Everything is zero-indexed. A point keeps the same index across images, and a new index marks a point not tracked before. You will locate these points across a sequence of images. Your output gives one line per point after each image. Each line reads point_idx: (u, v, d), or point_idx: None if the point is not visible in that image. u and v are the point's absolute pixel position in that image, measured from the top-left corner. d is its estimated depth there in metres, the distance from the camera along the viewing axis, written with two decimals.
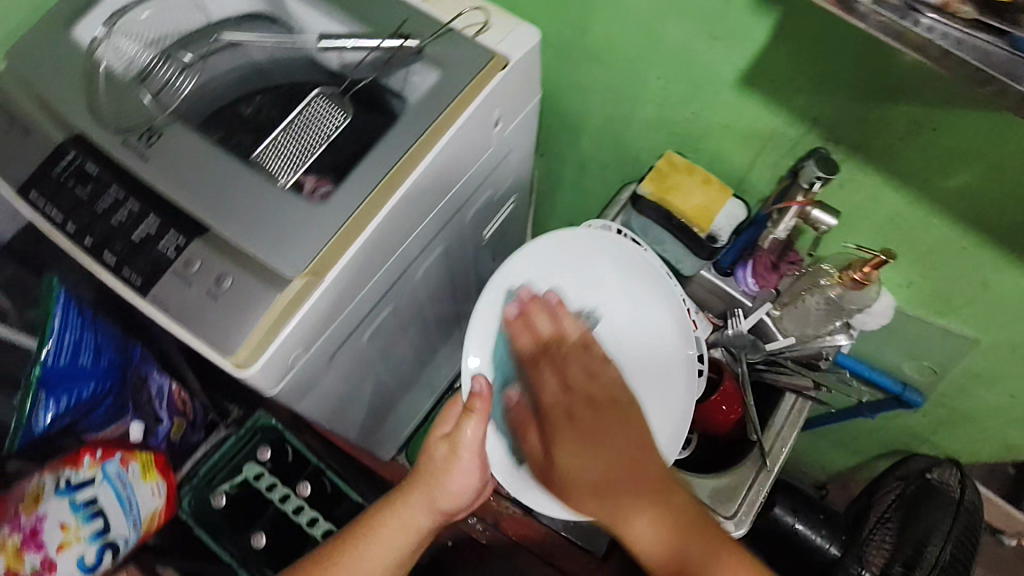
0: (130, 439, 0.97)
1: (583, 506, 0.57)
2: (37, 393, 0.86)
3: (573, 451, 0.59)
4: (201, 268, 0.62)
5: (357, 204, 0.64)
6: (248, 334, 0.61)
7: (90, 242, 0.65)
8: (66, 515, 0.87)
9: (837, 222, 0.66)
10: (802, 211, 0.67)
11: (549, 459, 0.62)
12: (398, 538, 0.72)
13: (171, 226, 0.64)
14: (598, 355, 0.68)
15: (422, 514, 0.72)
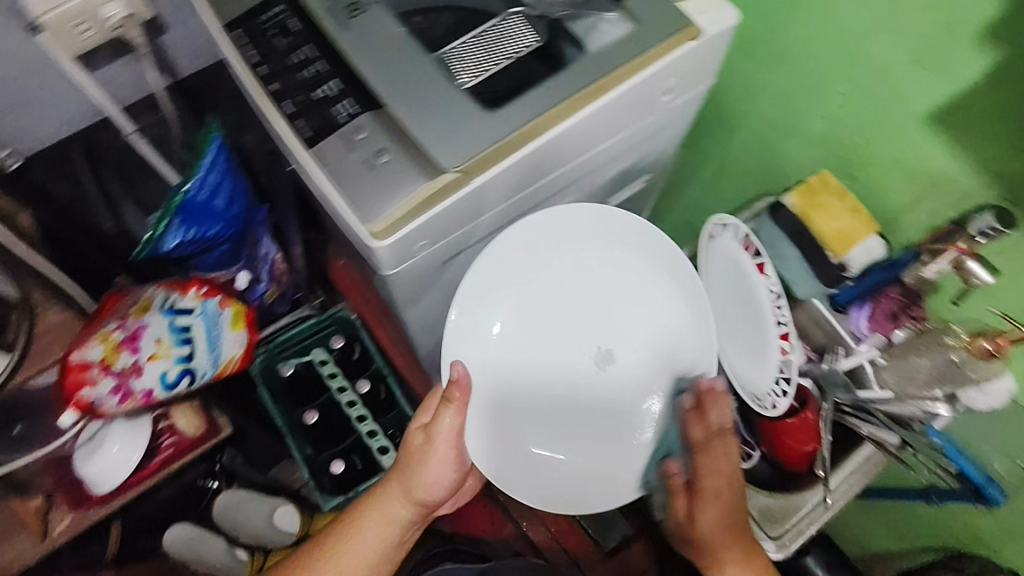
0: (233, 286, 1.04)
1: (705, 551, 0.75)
2: (173, 217, 0.92)
3: (712, 522, 0.73)
4: (367, 139, 0.66)
5: (524, 124, 0.66)
6: (391, 209, 0.64)
7: (275, 88, 0.70)
8: (163, 333, 0.94)
9: (992, 281, 0.66)
10: (959, 259, 0.67)
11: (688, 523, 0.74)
12: (383, 531, 0.78)
13: (351, 94, 0.68)
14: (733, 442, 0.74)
15: (401, 509, 0.78)
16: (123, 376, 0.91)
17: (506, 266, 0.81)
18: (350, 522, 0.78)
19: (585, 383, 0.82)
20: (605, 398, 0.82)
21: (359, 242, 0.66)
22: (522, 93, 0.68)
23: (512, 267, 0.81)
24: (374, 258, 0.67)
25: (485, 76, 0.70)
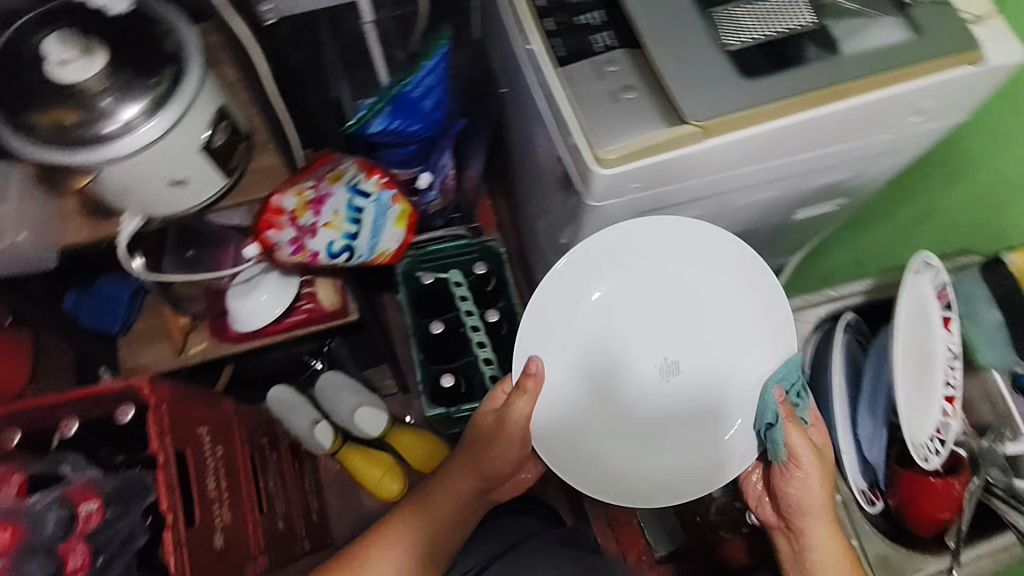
0: (413, 184, 1.10)
1: (814, 523, 0.79)
2: (385, 106, 0.97)
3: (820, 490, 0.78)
4: (616, 71, 0.67)
5: (775, 102, 0.66)
6: (621, 143, 0.65)
7: (541, 3, 0.72)
8: (340, 207, 0.99)
9: None
10: None
11: (800, 488, 0.79)
12: (459, 497, 0.90)
13: (611, 28, 0.70)
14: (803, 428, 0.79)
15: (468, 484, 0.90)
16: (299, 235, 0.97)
17: (589, 275, 0.82)
18: (424, 495, 0.90)
19: (645, 398, 0.83)
20: (658, 410, 0.83)
21: (580, 168, 0.68)
22: (782, 71, 0.67)
23: (594, 279, 0.82)
24: (586, 184, 0.69)
25: (748, 43, 0.68)
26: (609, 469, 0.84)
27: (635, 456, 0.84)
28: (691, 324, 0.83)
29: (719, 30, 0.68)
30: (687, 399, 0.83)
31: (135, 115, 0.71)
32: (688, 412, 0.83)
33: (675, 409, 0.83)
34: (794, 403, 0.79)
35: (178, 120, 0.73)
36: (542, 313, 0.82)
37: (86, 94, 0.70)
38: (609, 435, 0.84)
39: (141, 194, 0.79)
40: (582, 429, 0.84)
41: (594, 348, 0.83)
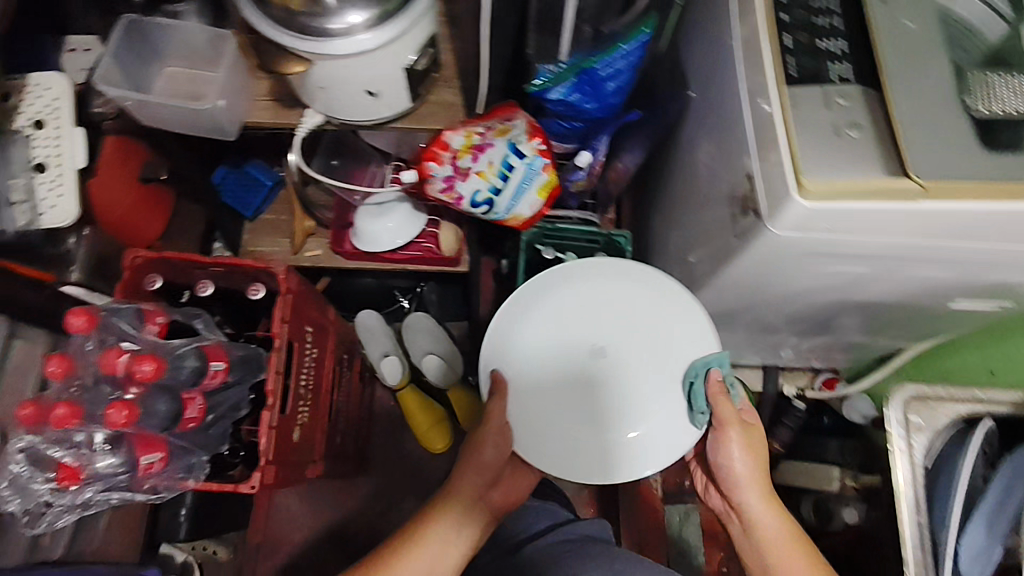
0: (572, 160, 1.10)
1: (746, 490, 0.91)
2: (570, 76, 0.97)
3: (745, 460, 0.91)
4: (846, 106, 0.65)
5: (1007, 185, 0.62)
6: (833, 179, 0.63)
7: (784, 18, 0.70)
8: (495, 160, 0.99)
9: None
10: None
11: (729, 463, 0.91)
12: (458, 503, 0.91)
13: (851, 62, 0.67)
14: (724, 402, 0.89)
15: (471, 479, 0.92)
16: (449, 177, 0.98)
17: (539, 307, 0.93)
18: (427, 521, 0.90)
19: (592, 399, 0.91)
20: (605, 406, 0.90)
21: (778, 193, 0.66)
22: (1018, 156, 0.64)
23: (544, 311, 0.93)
24: (778, 209, 0.67)
25: (990, 118, 0.65)
26: (574, 466, 0.89)
27: (587, 454, 0.89)
28: (626, 335, 0.92)
29: (964, 96, 0.65)
30: (624, 394, 0.91)
31: (361, 21, 0.73)
32: (625, 411, 0.90)
33: (619, 400, 0.90)
34: (725, 383, 0.89)
35: (396, 37, 0.75)
36: (497, 337, 0.93)
37: None
38: (560, 426, 0.90)
39: (335, 95, 0.82)
40: (547, 432, 0.90)
41: (538, 358, 0.92)
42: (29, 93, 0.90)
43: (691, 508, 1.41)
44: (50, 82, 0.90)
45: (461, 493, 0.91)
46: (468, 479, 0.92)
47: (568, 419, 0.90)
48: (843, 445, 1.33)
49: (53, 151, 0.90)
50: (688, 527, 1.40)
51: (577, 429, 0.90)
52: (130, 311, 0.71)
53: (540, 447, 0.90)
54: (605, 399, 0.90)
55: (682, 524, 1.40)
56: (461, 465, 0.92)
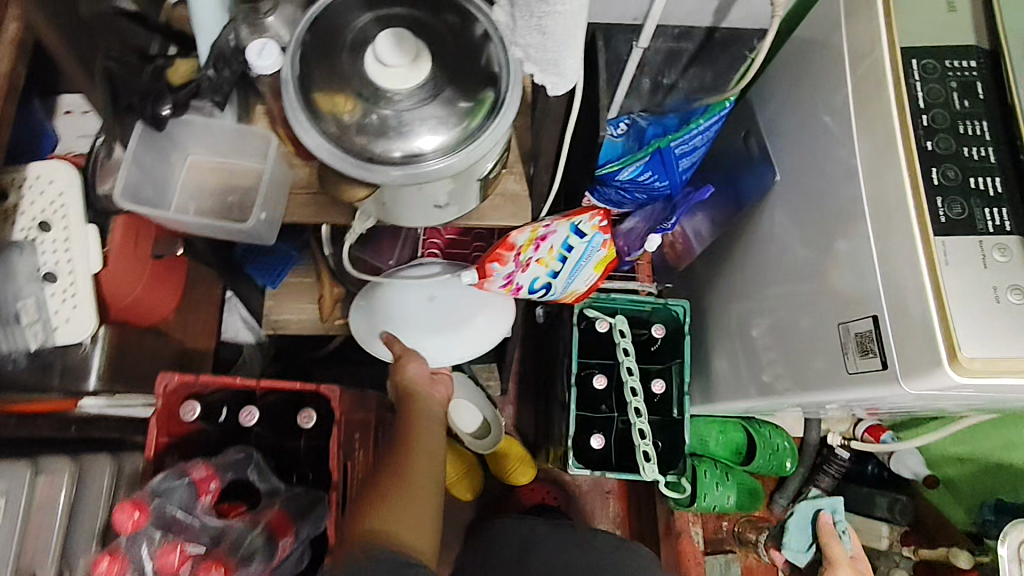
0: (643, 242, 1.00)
1: None
2: (645, 156, 0.90)
3: None
4: (1007, 264, 0.58)
5: None
6: (990, 351, 0.56)
7: (930, 146, 0.62)
8: (556, 243, 0.90)
9: None
10: None
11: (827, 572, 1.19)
12: (432, 389, 0.85)
13: (1007, 206, 0.60)
14: (831, 539, 1.21)
15: (418, 371, 0.86)
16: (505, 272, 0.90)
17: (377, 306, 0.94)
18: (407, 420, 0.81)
19: (449, 316, 0.93)
20: (464, 310, 0.94)
21: (920, 356, 0.60)
22: None
23: (377, 308, 0.94)
24: (919, 369, 0.60)
25: None
26: (484, 341, 0.96)
27: (484, 331, 0.95)
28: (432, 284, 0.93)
29: None
30: (464, 302, 0.94)
31: (434, 146, 0.62)
32: (473, 307, 0.94)
33: (462, 305, 0.94)
34: (835, 526, 1.22)
35: (476, 160, 0.64)
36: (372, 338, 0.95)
37: (399, 105, 0.61)
38: (441, 331, 0.93)
39: (397, 210, 0.71)
40: (450, 344, 0.94)
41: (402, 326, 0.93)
42: (29, 189, 0.77)
43: (732, 557, 1.39)
44: (51, 175, 0.78)
45: (422, 390, 0.85)
46: (416, 371, 0.86)
47: (448, 327, 0.93)
48: (891, 500, 1.27)
49: (62, 256, 0.79)
50: None
51: (463, 330, 0.94)
52: (182, 487, 0.67)
53: (452, 352, 0.94)
54: (458, 301, 0.94)
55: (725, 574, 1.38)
56: (404, 366, 0.87)
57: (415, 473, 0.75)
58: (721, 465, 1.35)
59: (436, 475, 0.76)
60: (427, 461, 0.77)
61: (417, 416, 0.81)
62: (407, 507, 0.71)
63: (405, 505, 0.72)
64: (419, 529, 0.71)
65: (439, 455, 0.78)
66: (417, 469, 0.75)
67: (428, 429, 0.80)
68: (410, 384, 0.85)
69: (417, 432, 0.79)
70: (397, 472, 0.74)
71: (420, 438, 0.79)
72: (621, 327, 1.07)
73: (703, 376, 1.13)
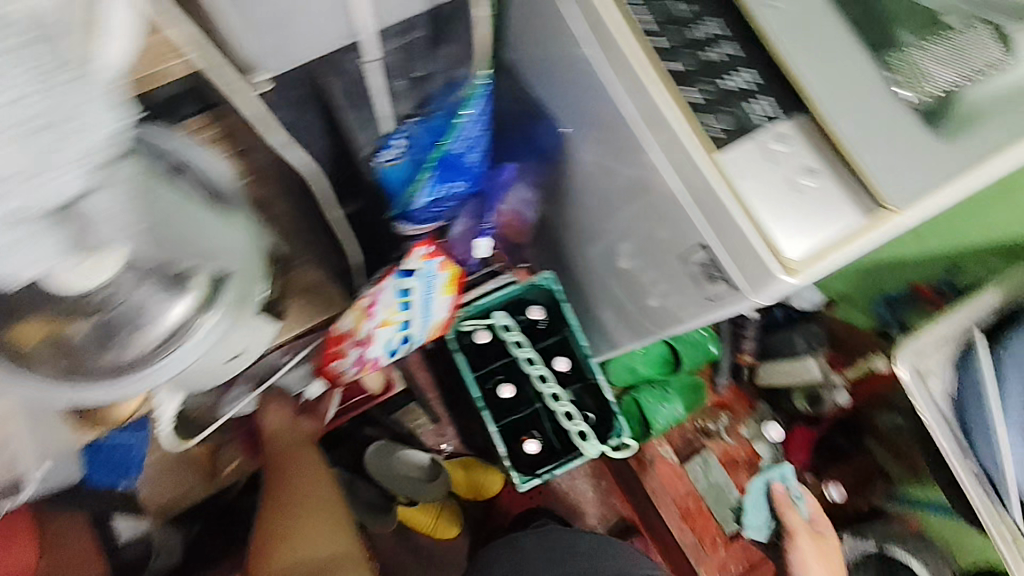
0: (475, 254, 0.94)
1: None
2: (429, 171, 0.83)
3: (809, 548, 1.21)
4: (792, 151, 0.56)
5: (987, 158, 0.56)
6: (810, 242, 0.55)
7: (680, 68, 0.59)
8: (392, 298, 0.82)
9: None
10: None
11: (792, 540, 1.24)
12: (302, 423, 0.91)
13: (772, 91, 0.58)
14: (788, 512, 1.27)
15: (279, 416, 0.90)
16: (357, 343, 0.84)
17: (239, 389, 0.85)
18: (281, 460, 0.86)
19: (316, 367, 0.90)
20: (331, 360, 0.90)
21: (755, 271, 0.58)
22: (977, 119, 0.57)
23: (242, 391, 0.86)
24: (763, 285, 0.58)
25: (944, 90, 0.58)
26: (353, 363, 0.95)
27: None
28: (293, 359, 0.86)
29: (910, 86, 0.57)
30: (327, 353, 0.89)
31: (180, 315, 0.56)
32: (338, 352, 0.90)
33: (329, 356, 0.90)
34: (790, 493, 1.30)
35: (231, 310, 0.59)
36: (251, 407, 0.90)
37: (108, 296, 0.51)
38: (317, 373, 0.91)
39: (187, 382, 0.64)
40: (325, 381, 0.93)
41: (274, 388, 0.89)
42: None
43: (706, 452, 1.42)
44: None
45: (283, 433, 0.88)
46: (278, 416, 0.90)
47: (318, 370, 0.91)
48: (807, 335, 1.36)
49: None
50: (712, 472, 1.41)
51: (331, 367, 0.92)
52: None
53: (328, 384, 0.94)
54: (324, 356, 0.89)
55: (706, 470, 1.41)
56: (264, 404, 0.90)
57: (306, 497, 0.80)
58: (658, 382, 1.37)
59: (330, 493, 0.82)
60: (308, 491, 0.82)
61: (291, 453, 0.87)
62: (312, 529, 0.77)
63: (307, 534, 0.76)
64: (331, 543, 0.76)
65: (325, 474, 0.86)
66: (308, 492, 0.81)
67: (306, 457, 0.87)
68: (274, 432, 0.89)
69: (288, 472, 0.84)
70: (294, 503, 0.79)
71: (301, 466, 0.85)
72: (503, 323, 1.04)
73: (600, 327, 1.11)
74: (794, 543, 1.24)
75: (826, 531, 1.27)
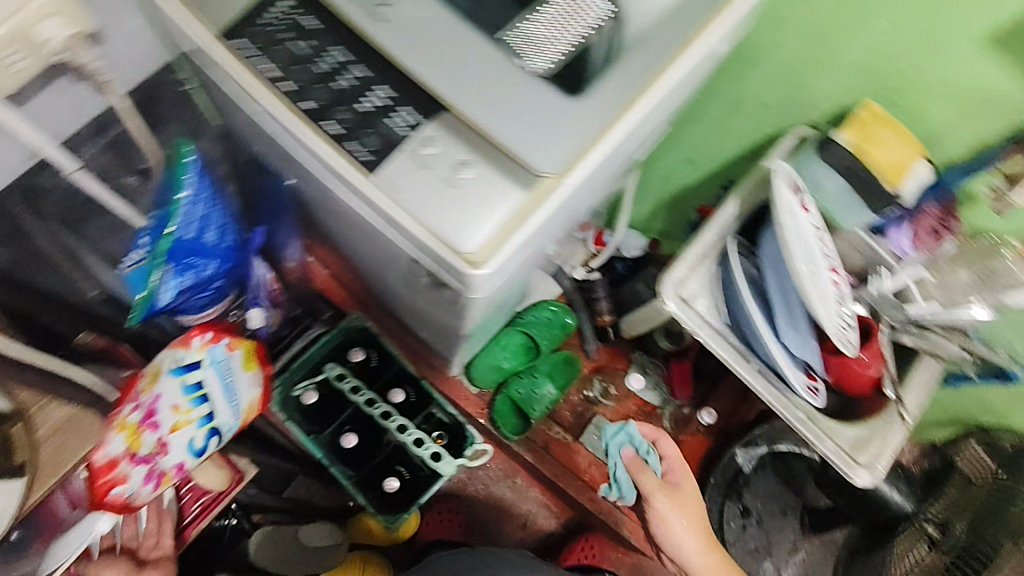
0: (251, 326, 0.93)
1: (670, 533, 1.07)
2: (164, 265, 0.78)
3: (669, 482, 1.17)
4: (440, 151, 0.57)
5: (622, 106, 0.59)
6: (485, 233, 0.57)
7: (312, 105, 0.57)
8: (177, 397, 0.82)
9: None
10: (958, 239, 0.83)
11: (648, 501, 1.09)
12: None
13: (405, 100, 0.57)
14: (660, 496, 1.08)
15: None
16: (150, 457, 0.82)
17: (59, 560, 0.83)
18: None
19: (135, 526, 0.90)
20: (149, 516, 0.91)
21: (451, 273, 0.58)
22: (606, 69, 0.59)
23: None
24: (468, 285, 0.59)
25: (566, 51, 0.58)
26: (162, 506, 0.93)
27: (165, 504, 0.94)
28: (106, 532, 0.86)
29: (529, 54, 0.58)
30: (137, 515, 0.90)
31: None
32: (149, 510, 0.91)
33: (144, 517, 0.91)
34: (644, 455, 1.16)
35: None
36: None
37: None
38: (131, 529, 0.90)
39: None
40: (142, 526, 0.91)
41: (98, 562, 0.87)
42: None
43: (598, 419, 1.45)
44: None
45: None
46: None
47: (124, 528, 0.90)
48: (645, 278, 1.40)
49: None
50: None
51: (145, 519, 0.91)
52: None
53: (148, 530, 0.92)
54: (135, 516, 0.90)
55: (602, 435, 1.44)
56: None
57: None
58: (526, 371, 1.39)
59: None
60: None
61: None
62: None
63: None
64: None
65: None
66: None
67: None
68: None
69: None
70: None
71: None
72: (335, 373, 1.05)
73: (429, 343, 1.10)
74: (649, 507, 1.08)
75: (681, 483, 1.10)
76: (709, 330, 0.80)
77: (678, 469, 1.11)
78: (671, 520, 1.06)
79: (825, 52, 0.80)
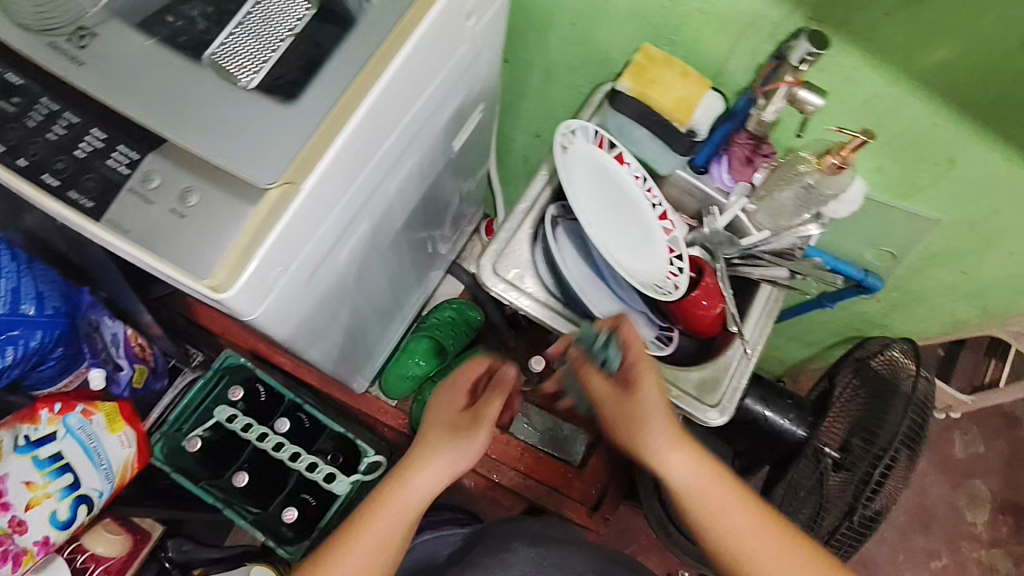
0: (93, 386, 0.90)
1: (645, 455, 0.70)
2: None
3: (645, 404, 0.70)
4: (162, 184, 0.57)
5: (342, 103, 0.59)
6: (222, 255, 0.56)
7: (25, 163, 0.57)
8: (30, 473, 0.83)
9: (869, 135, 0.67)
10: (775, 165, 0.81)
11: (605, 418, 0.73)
12: None
13: (121, 139, 0.58)
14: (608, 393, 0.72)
15: None
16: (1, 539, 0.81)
17: None
18: None
19: None
20: None
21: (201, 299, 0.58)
22: (321, 69, 0.60)
23: None
24: (228, 308, 0.59)
25: (268, 65, 0.59)
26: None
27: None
28: None
29: (229, 73, 0.58)
30: None
31: None
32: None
33: None
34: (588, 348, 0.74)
35: None
36: None
37: None
38: None
39: None
40: None
41: None
42: None
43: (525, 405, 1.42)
44: None
45: None
46: None
47: None
48: None
49: None
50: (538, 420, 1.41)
51: None
52: None
53: None
54: None
55: None
56: None
57: None
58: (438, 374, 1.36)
59: None
60: None
61: None
62: None
63: None
64: None
65: None
66: None
67: None
68: None
69: (407, 476, 0.70)
70: None
71: None
72: (226, 416, 1.04)
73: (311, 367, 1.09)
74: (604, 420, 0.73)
75: (643, 379, 0.70)
76: (533, 301, 0.80)
77: (631, 361, 0.71)
78: (635, 434, 0.69)
79: (596, 5, 0.78)
